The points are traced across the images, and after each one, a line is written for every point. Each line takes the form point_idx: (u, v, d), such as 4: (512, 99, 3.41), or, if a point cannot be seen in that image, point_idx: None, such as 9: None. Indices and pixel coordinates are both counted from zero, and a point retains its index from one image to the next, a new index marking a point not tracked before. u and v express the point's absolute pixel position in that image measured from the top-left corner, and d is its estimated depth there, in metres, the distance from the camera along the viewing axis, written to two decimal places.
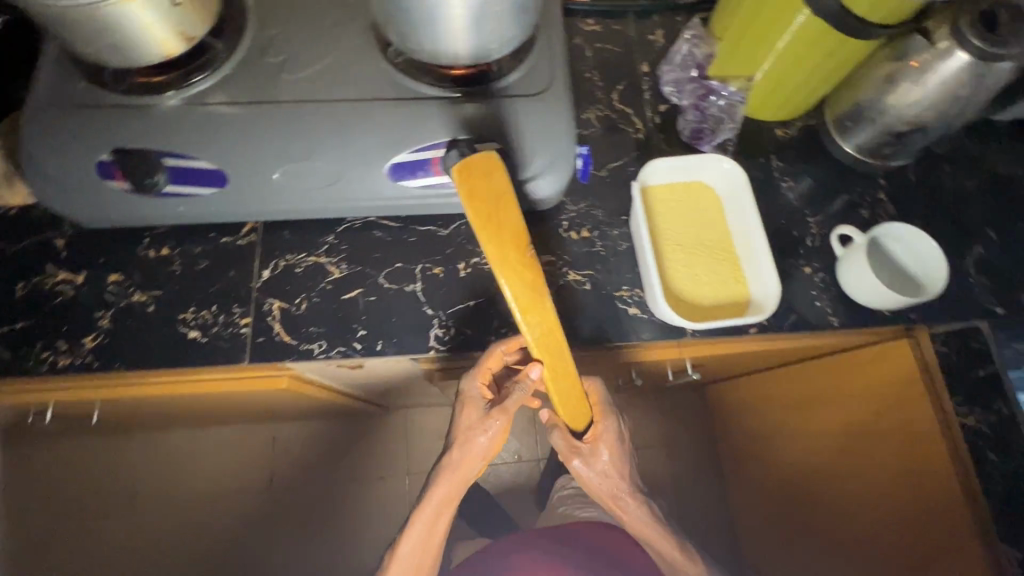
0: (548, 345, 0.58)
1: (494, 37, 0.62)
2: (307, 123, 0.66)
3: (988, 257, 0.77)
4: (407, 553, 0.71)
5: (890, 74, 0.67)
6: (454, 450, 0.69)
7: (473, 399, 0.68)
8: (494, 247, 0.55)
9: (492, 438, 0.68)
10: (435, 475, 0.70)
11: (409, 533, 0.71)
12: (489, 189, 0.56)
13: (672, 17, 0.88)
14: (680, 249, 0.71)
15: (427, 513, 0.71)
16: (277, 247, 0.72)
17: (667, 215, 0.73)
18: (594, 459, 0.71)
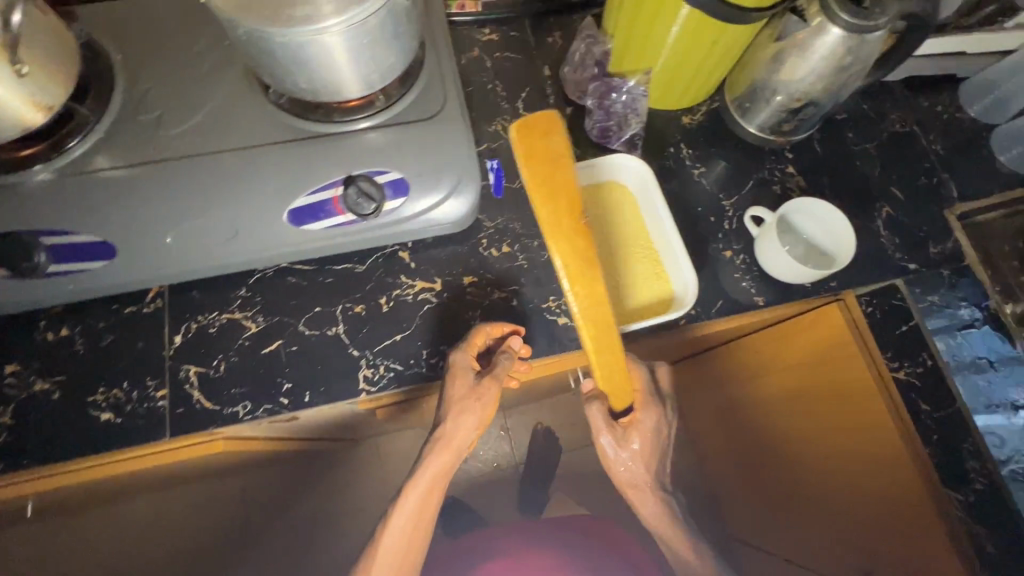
0: (596, 319, 0.56)
1: (372, 69, 0.59)
2: (194, 180, 0.63)
3: (896, 216, 0.79)
4: (394, 539, 0.65)
5: (775, 56, 0.68)
6: (446, 421, 0.65)
7: (463, 372, 0.65)
8: (548, 210, 0.54)
9: (482, 411, 0.65)
10: (430, 447, 0.66)
11: (399, 513, 0.66)
12: (544, 148, 0.55)
13: (567, 17, 0.87)
14: (600, 254, 0.74)
15: (418, 490, 0.66)
16: (186, 309, 0.69)
17: (583, 221, 0.75)
18: (624, 445, 0.68)
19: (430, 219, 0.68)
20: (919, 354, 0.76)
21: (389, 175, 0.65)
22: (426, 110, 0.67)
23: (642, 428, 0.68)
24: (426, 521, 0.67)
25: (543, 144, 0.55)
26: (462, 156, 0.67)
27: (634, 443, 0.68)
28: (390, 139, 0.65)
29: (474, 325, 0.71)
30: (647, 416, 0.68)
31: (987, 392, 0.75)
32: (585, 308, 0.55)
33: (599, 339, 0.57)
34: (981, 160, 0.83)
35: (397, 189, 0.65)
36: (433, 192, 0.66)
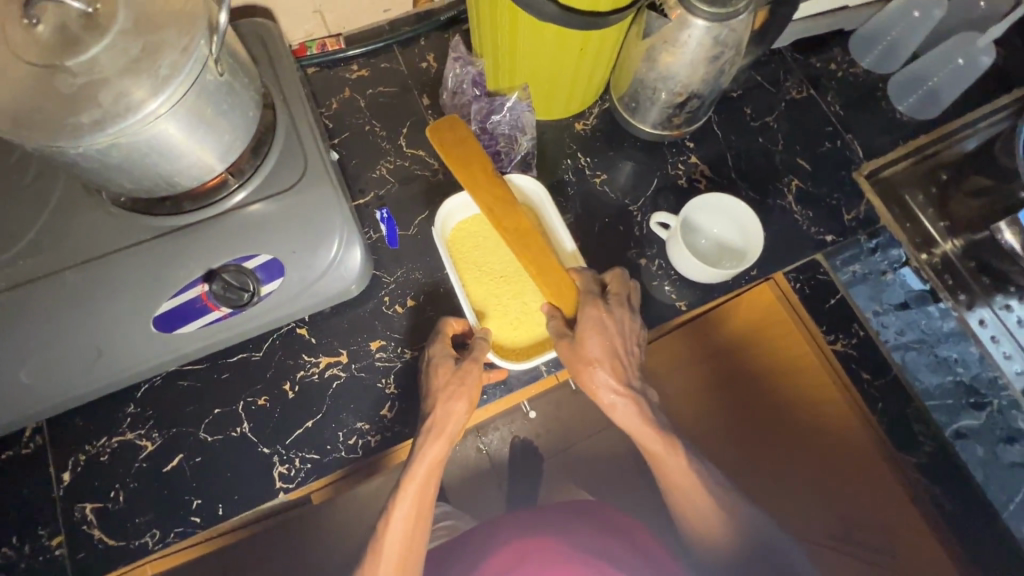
0: (525, 246, 0.63)
1: (205, 156, 0.53)
2: (37, 308, 0.56)
3: (806, 188, 0.77)
4: (395, 538, 0.57)
5: (648, 52, 0.64)
6: (436, 407, 0.60)
7: (443, 361, 0.62)
8: (465, 175, 0.65)
9: (470, 394, 0.61)
10: (422, 439, 0.60)
11: (397, 510, 0.58)
12: (454, 136, 0.66)
13: (438, 37, 0.82)
14: (504, 283, 0.69)
15: (416, 482, 0.59)
16: (70, 440, 0.62)
17: (483, 249, 0.70)
18: (580, 355, 0.59)
19: (319, 291, 0.63)
20: (851, 326, 0.75)
21: (259, 258, 0.59)
22: (288, 178, 0.61)
23: (597, 329, 0.60)
24: (427, 512, 0.60)
25: (453, 129, 0.66)
26: (338, 219, 0.62)
27: (589, 348, 0.59)
28: (253, 220, 0.59)
29: (389, 394, 0.66)
30: (588, 314, 0.60)
31: (931, 349, 0.75)
32: (510, 238, 0.63)
33: (535, 263, 0.63)
34: (881, 113, 0.82)
35: (270, 271, 0.60)
36: (315, 264, 0.61)
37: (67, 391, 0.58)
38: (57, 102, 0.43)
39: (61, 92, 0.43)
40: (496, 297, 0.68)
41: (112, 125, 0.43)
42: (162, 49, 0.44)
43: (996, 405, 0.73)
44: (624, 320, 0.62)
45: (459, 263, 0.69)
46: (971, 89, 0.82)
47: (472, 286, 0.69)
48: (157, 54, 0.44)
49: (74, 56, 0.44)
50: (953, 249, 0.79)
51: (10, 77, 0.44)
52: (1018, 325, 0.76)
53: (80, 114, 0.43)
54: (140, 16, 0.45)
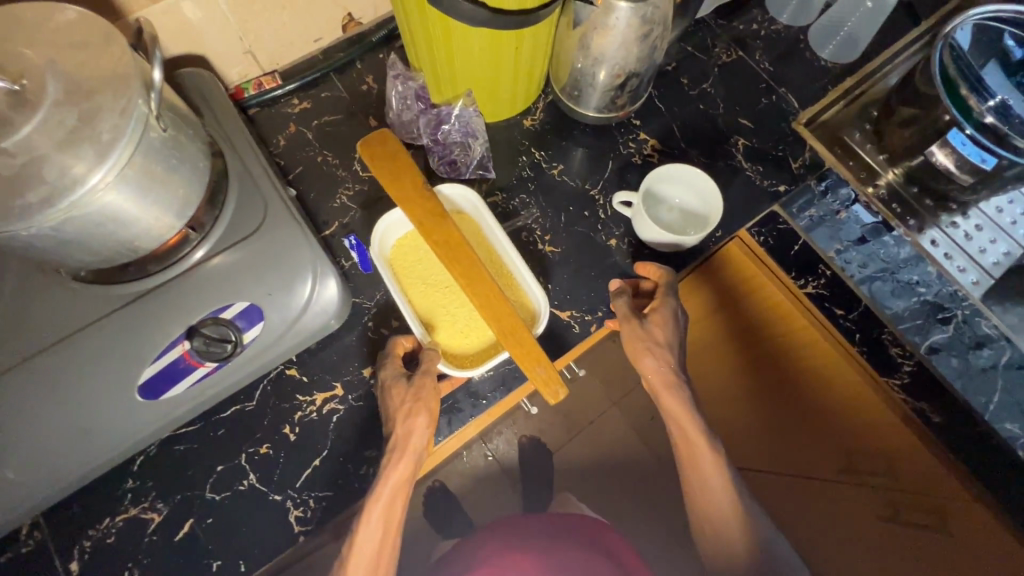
0: (456, 258, 0.63)
1: (161, 214, 0.52)
2: (13, 400, 0.54)
3: (752, 145, 0.81)
4: (359, 563, 0.56)
5: (582, 40, 0.66)
6: (397, 427, 0.60)
7: (396, 382, 0.62)
8: (396, 189, 0.64)
9: (429, 408, 0.61)
10: (387, 458, 0.60)
11: (364, 531, 0.57)
12: (385, 151, 0.65)
13: (373, 58, 0.82)
14: (451, 293, 0.69)
15: (381, 504, 0.58)
16: (71, 529, 0.60)
17: (426, 262, 0.70)
18: (649, 334, 0.65)
19: (304, 326, 0.62)
20: (817, 267, 0.79)
21: (235, 307, 0.59)
22: (251, 222, 0.60)
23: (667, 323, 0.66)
24: (396, 534, 0.59)
25: (384, 149, 0.65)
26: (308, 252, 0.61)
27: (656, 333, 0.65)
28: (220, 271, 0.58)
29: None
30: (665, 302, 0.66)
31: (892, 279, 0.79)
32: (440, 252, 0.63)
33: (468, 278, 0.62)
34: (807, 63, 0.86)
35: (249, 318, 0.59)
36: (295, 301, 0.61)
37: (59, 479, 0.56)
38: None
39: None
40: (445, 307, 0.69)
41: (62, 199, 0.43)
42: (99, 114, 0.44)
43: (961, 315, 0.78)
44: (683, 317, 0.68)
45: (402, 279, 0.70)
46: (884, 27, 0.87)
47: (419, 299, 0.69)
48: (96, 120, 0.44)
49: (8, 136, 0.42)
50: (895, 178, 0.84)
51: None
52: (968, 241, 0.82)
53: (25, 193, 0.42)
54: (71, 85, 0.44)
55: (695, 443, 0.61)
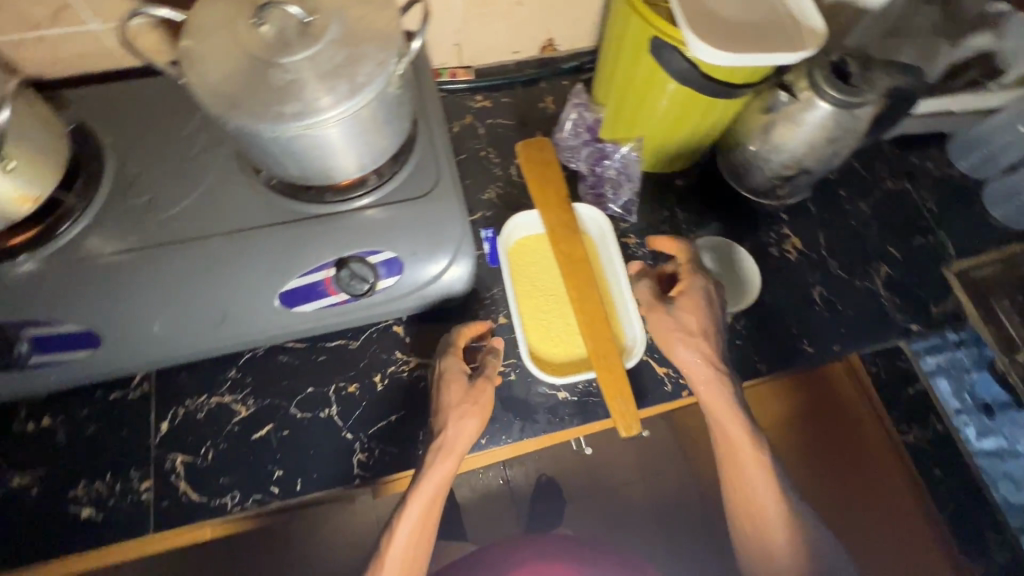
0: (575, 270, 0.66)
1: (363, 154, 0.59)
2: (180, 265, 0.61)
3: (894, 276, 0.79)
4: (398, 551, 0.61)
5: (765, 126, 0.68)
6: (448, 426, 0.62)
7: (455, 377, 0.64)
8: (540, 192, 0.69)
9: (481, 414, 0.63)
10: (430, 458, 0.62)
11: (404, 521, 0.61)
12: (539, 158, 0.70)
13: (557, 83, 0.89)
14: (553, 301, 0.71)
15: (423, 495, 0.62)
16: (174, 393, 0.66)
17: (539, 265, 0.72)
18: (681, 325, 0.66)
19: (431, 292, 0.67)
20: (930, 418, 0.80)
21: (382, 255, 0.64)
22: (422, 186, 0.66)
23: (693, 302, 0.67)
24: (429, 530, 0.63)
25: (541, 155, 0.70)
26: (459, 229, 0.66)
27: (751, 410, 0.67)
28: (383, 219, 0.64)
29: None
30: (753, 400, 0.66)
31: (1001, 463, 0.80)
32: (563, 260, 0.67)
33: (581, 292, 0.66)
34: (974, 215, 0.84)
35: (390, 267, 0.64)
36: (434, 265, 0.65)
37: (188, 344, 0.63)
38: (269, 92, 0.50)
39: (273, 83, 0.50)
40: (544, 313, 0.70)
41: (310, 118, 0.50)
42: (361, 62, 0.51)
43: None
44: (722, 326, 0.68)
45: (515, 274, 0.72)
46: None
47: (523, 297, 0.71)
48: (357, 64, 0.51)
49: (287, 55, 0.50)
50: None
51: (234, 66, 0.51)
52: None
53: (286, 104, 0.50)
54: (348, 31, 0.52)
55: (741, 466, 0.64)
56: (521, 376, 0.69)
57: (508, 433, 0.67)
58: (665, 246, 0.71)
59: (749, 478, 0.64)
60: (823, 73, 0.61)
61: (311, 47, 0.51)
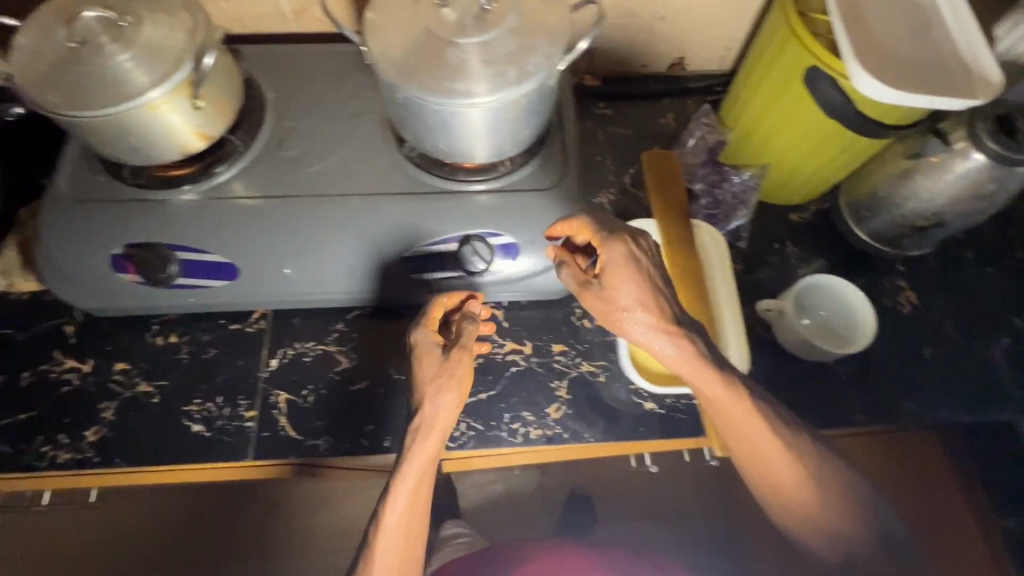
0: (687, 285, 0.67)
1: (506, 139, 0.62)
2: (317, 216, 0.65)
3: (1017, 350, 0.74)
4: (392, 535, 0.55)
5: (906, 171, 0.68)
6: (424, 404, 0.56)
7: (428, 351, 0.58)
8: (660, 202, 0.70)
9: (460, 388, 0.57)
10: (409, 437, 0.56)
11: (390, 506, 0.55)
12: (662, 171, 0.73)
13: (681, 101, 0.89)
14: None
15: (410, 478, 0.55)
16: (286, 335, 0.71)
17: None
18: (615, 304, 0.55)
19: (539, 282, 0.69)
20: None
21: (502, 238, 0.66)
22: (548, 180, 0.68)
23: (613, 270, 0.54)
24: (423, 507, 0.57)
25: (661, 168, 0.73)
26: None
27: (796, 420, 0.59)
28: (510, 203, 0.66)
29: (559, 396, 0.69)
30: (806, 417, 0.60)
31: None
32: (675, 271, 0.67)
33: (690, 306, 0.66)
34: None
35: (506, 252, 0.67)
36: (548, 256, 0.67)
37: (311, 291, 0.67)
38: (432, 73, 0.54)
39: (449, 62, 0.54)
40: None
41: (478, 97, 0.53)
42: (531, 52, 0.54)
43: None
44: (671, 295, 0.56)
45: None
46: None
47: None
48: (528, 54, 0.54)
49: (467, 38, 0.54)
50: None
51: (415, 42, 0.55)
52: None
53: (458, 82, 0.53)
54: (524, 22, 0.55)
55: (765, 463, 0.57)
56: (611, 379, 0.70)
57: (592, 432, 0.67)
58: (564, 230, 0.58)
59: (782, 479, 0.56)
60: (986, 125, 0.61)
61: (485, 34, 0.54)
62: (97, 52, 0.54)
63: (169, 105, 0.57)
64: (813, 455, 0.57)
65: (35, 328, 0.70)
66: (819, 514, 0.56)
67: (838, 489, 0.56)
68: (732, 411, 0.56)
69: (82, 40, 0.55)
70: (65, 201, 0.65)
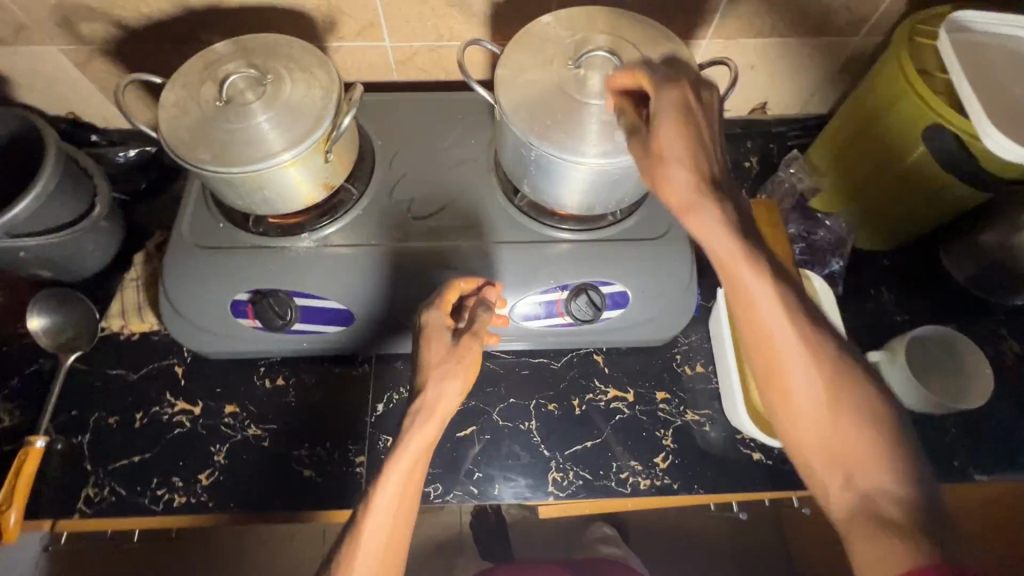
0: None
1: (627, 194, 0.62)
2: (430, 264, 0.66)
3: None
4: (380, 520, 0.50)
5: (1014, 224, 0.69)
6: (426, 387, 0.55)
7: (438, 331, 0.57)
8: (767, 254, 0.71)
9: (465, 375, 0.56)
10: (409, 421, 0.53)
11: (381, 490, 0.51)
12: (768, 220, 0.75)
13: (765, 143, 0.89)
14: None
15: (405, 459, 0.52)
16: (390, 379, 0.72)
17: None
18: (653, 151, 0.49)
19: (645, 329, 0.70)
20: None
21: (613, 287, 0.67)
22: (656, 229, 0.68)
23: (660, 115, 0.48)
24: (415, 496, 0.52)
25: (769, 217, 0.75)
26: (686, 276, 0.68)
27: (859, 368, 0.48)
28: (622, 252, 0.67)
29: (666, 445, 0.69)
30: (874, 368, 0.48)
31: None
32: None
33: None
34: None
35: (617, 301, 0.67)
36: (657, 307, 0.68)
37: None
38: (561, 132, 0.55)
39: (588, 122, 0.55)
40: None
41: (616, 157, 0.54)
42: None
43: None
44: (716, 134, 0.49)
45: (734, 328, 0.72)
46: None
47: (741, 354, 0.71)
48: None
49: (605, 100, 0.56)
50: None
51: (552, 101, 0.56)
52: None
53: (596, 143, 0.55)
54: None
55: (790, 389, 0.48)
56: (717, 428, 0.70)
57: (700, 482, 0.67)
58: (608, 102, 0.55)
59: (816, 417, 0.47)
60: None
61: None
62: (243, 111, 0.57)
63: (307, 162, 0.59)
64: (853, 390, 0.47)
65: (147, 370, 0.71)
66: (848, 457, 0.45)
67: (878, 434, 0.45)
68: (762, 317, 0.48)
69: (229, 99, 0.57)
70: (188, 247, 0.66)
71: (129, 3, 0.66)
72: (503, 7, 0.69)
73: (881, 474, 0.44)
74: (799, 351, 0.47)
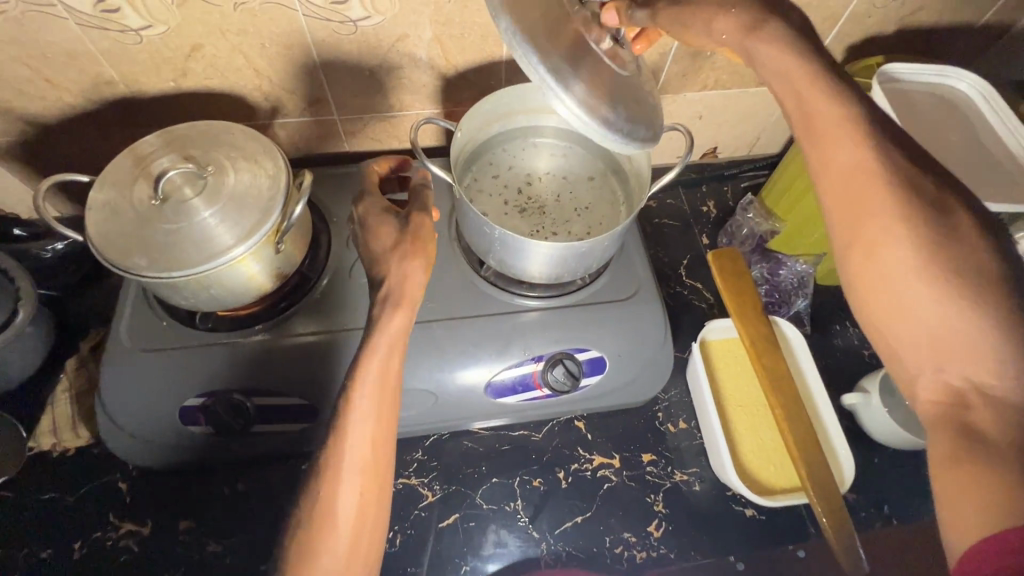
0: (780, 392, 0.63)
1: (596, 261, 0.61)
2: None
3: None
4: (359, 415, 0.47)
5: None
6: (390, 271, 0.51)
7: (382, 219, 0.54)
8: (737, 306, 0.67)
9: (428, 253, 0.52)
10: (376, 309, 0.50)
11: (358, 390, 0.47)
12: (731, 269, 0.69)
13: (719, 186, 0.91)
14: (745, 411, 0.70)
15: (376, 358, 0.48)
16: None
17: (739, 372, 0.73)
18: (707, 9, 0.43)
19: (624, 391, 0.68)
20: None
21: (589, 353, 0.65)
22: (625, 289, 0.68)
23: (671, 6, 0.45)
24: (393, 397, 0.49)
25: (734, 266, 0.69)
26: (660, 333, 0.67)
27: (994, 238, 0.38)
28: (594, 316, 0.65)
29: (658, 512, 0.66)
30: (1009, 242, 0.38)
31: None
32: (765, 375, 0.64)
33: (789, 417, 0.63)
34: None
35: (595, 366, 0.65)
36: (634, 368, 0.66)
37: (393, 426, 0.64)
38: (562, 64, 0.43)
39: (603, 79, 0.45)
40: (741, 423, 0.70)
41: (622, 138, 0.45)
42: (654, 113, 0.49)
43: None
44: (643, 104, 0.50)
45: (712, 380, 0.72)
46: None
47: (721, 407, 0.70)
48: (652, 115, 0.49)
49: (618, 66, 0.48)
50: None
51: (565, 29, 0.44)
52: None
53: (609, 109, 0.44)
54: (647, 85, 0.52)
55: (888, 268, 0.38)
56: (706, 488, 0.68)
57: (696, 547, 0.65)
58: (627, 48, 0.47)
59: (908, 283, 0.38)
60: None
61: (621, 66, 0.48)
62: (183, 208, 0.52)
63: (257, 254, 0.55)
64: (988, 274, 0.36)
65: (84, 490, 0.64)
66: (956, 350, 0.36)
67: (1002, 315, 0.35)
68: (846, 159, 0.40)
69: (166, 197, 0.53)
70: (129, 351, 0.61)
71: (48, 95, 0.62)
72: (452, 79, 0.68)
73: (993, 373, 0.35)
74: (915, 223, 0.38)
